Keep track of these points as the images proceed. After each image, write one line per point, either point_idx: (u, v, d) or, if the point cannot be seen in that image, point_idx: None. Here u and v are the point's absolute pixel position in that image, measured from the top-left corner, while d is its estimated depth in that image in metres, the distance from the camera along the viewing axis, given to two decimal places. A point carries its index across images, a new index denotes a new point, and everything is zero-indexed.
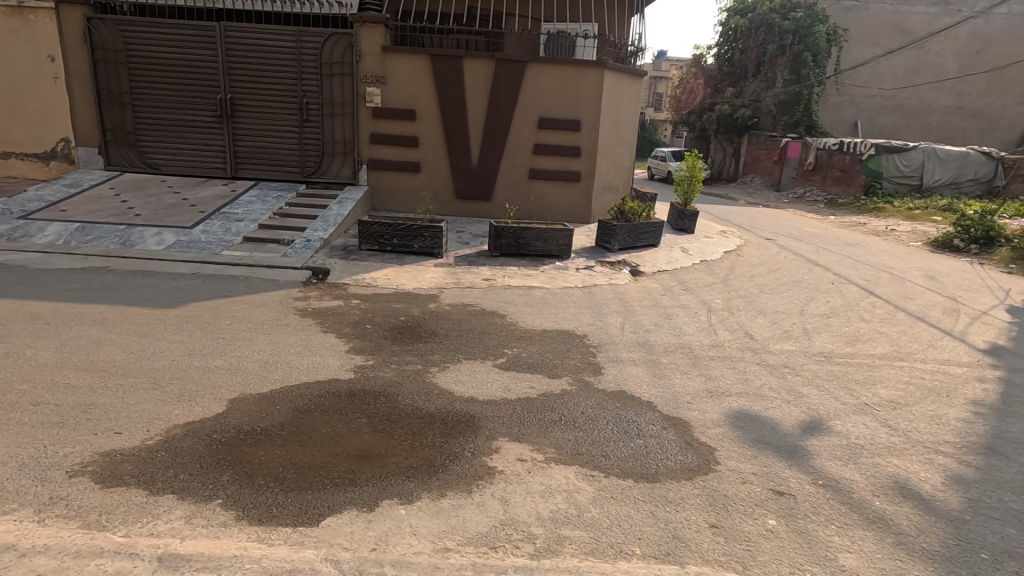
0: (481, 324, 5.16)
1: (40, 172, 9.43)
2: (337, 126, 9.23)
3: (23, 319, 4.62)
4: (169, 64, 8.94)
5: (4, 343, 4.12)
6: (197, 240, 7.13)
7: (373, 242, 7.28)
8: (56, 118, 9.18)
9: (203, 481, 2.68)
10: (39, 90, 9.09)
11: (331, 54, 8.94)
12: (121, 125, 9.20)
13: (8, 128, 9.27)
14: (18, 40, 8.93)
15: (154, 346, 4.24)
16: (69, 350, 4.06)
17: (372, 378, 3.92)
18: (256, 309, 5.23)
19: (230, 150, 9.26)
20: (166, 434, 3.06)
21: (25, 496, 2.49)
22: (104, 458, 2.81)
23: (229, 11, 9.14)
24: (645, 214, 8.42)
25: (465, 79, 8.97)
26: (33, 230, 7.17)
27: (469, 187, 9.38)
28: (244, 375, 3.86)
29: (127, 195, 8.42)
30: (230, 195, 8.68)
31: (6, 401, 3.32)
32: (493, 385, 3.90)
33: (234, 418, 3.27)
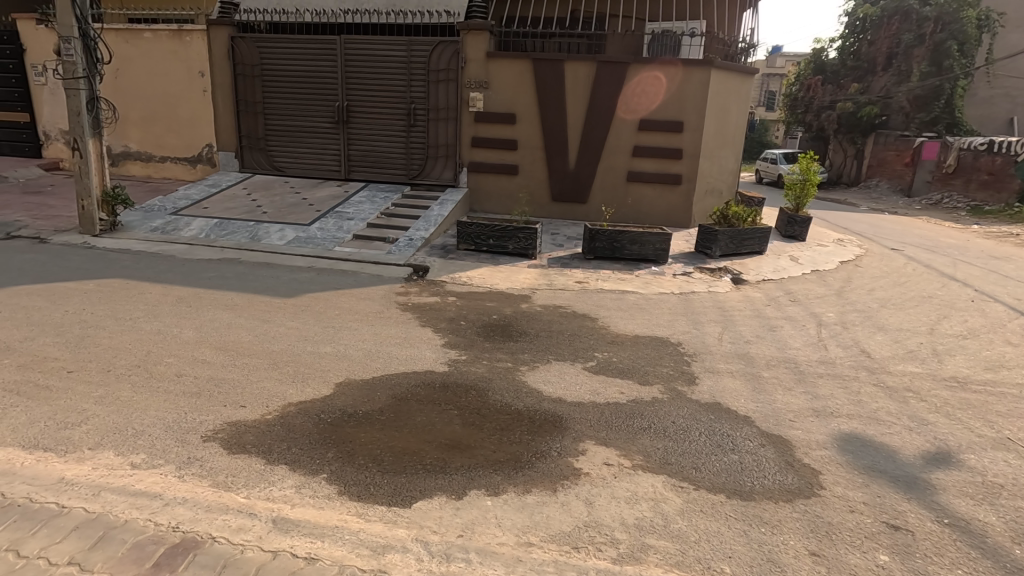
0: (572, 326, 5.16)
1: (188, 174, 10.74)
2: (441, 130, 9.64)
3: (171, 302, 5.30)
4: (296, 76, 9.83)
5: (156, 322, 4.75)
6: (313, 237, 7.77)
7: (470, 242, 7.52)
8: (203, 126, 10.43)
9: (310, 456, 2.93)
10: (191, 102, 10.36)
11: (438, 61, 9.37)
12: (254, 132, 10.26)
13: (165, 136, 10.65)
14: (176, 58, 10.24)
15: (273, 331, 4.70)
16: (205, 331, 4.61)
17: (464, 373, 4.08)
18: (361, 301, 5.62)
19: (344, 154, 10.00)
20: (281, 410, 3.39)
21: (169, 454, 2.88)
22: (230, 428, 3.16)
23: (349, 25, 9.88)
24: (750, 220, 7.96)
25: (565, 82, 9.00)
26: (181, 225, 8.19)
27: (565, 190, 9.39)
28: (349, 361, 4.17)
29: (257, 195, 9.37)
30: (343, 195, 9.36)
31: (156, 371, 3.84)
32: (581, 388, 3.89)
33: (340, 400, 3.55)
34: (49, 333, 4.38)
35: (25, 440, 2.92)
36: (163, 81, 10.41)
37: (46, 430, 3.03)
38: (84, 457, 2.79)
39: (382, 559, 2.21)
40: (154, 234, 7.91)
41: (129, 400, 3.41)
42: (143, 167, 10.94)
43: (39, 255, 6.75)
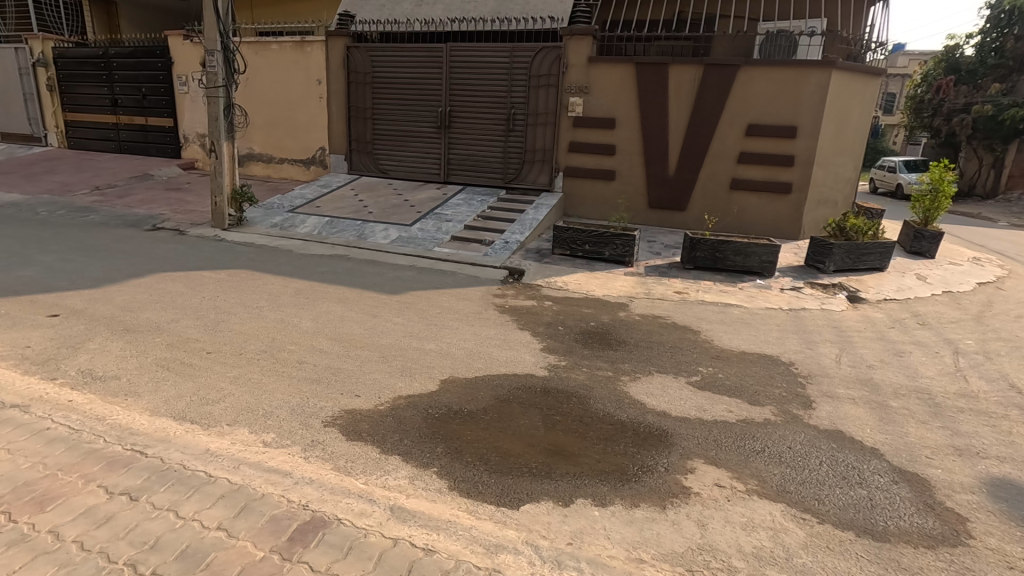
0: (672, 338, 4.99)
1: (302, 175, 11.57)
2: (539, 135, 9.72)
3: (290, 293, 5.73)
4: (403, 83, 10.32)
5: (278, 311, 5.15)
6: (414, 237, 8.11)
7: (566, 247, 7.51)
8: (317, 131, 11.21)
9: (421, 449, 3.04)
10: (308, 108, 11.17)
11: (540, 67, 9.47)
12: (362, 137, 10.88)
13: (284, 139, 11.55)
14: (297, 67, 11.08)
15: (381, 325, 4.94)
16: (320, 322, 4.93)
17: (564, 378, 4.07)
18: (461, 301, 5.77)
19: (445, 157, 10.35)
20: (392, 402, 3.55)
21: (295, 435, 3.10)
22: (347, 415, 3.35)
23: (454, 34, 10.24)
24: (870, 233, 7.33)
25: (669, 86, 8.77)
26: (297, 222, 8.84)
27: (663, 197, 9.15)
28: (452, 360, 4.29)
29: (363, 196, 9.92)
30: (442, 197, 9.69)
31: (281, 357, 4.16)
32: (686, 403, 3.75)
33: (446, 397, 3.66)
34: (190, 317, 4.88)
35: (176, 412, 3.26)
36: (285, 89, 11.29)
37: (192, 404, 3.37)
38: (225, 432, 3.08)
39: (495, 558, 2.24)
40: (274, 229, 8.60)
41: (259, 382, 3.72)
42: (264, 167, 11.93)
43: (180, 246, 7.54)
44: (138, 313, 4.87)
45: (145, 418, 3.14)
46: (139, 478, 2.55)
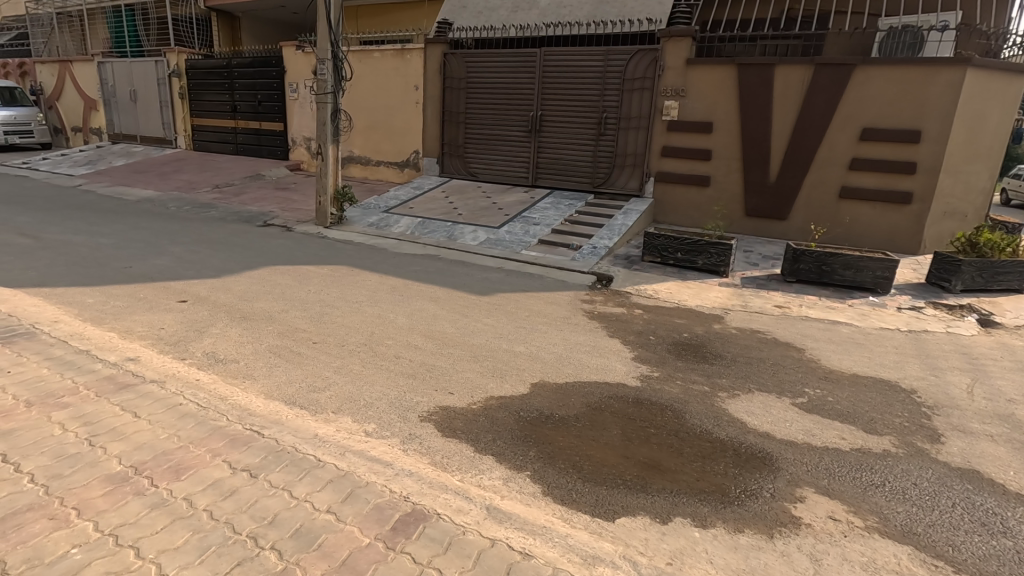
0: (774, 355, 4.70)
1: (397, 177, 12.08)
2: (631, 139, 9.53)
3: (386, 290, 5.98)
4: (497, 88, 10.51)
5: (376, 306, 5.39)
6: (502, 240, 8.21)
7: (657, 253, 7.30)
8: (412, 135, 11.66)
9: (514, 451, 3.05)
10: (405, 112, 11.64)
11: (635, 70, 9.31)
12: (455, 141, 11.19)
13: (381, 143, 12.12)
14: (397, 74, 11.59)
15: (472, 325, 5.03)
16: (415, 319, 5.10)
17: (657, 390, 3.94)
18: (549, 305, 5.76)
19: (534, 161, 10.41)
20: (484, 402, 3.59)
21: (394, 427, 3.22)
22: (442, 412, 3.43)
23: (549, 38, 10.30)
24: (1008, 250, 6.55)
25: (774, 87, 8.32)
26: (391, 222, 9.23)
27: (762, 205, 8.66)
28: (542, 364, 4.28)
29: (454, 198, 10.18)
30: (529, 201, 9.75)
31: (380, 350, 4.35)
32: (792, 426, 3.50)
33: (536, 401, 3.65)
34: (298, 308, 5.21)
35: (287, 397, 3.49)
36: (384, 95, 11.84)
37: (301, 390, 3.59)
38: (330, 419, 3.25)
39: (593, 570, 2.19)
40: (370, 228, 9.04)
41: (360, 374, 3.90)
42: (362, 169, 12.57)
43: (287, 241, 8.10)
44: (253, 302, 5.28)
45: (261, 401, 3.38)
46: (257, 456, 2.74)
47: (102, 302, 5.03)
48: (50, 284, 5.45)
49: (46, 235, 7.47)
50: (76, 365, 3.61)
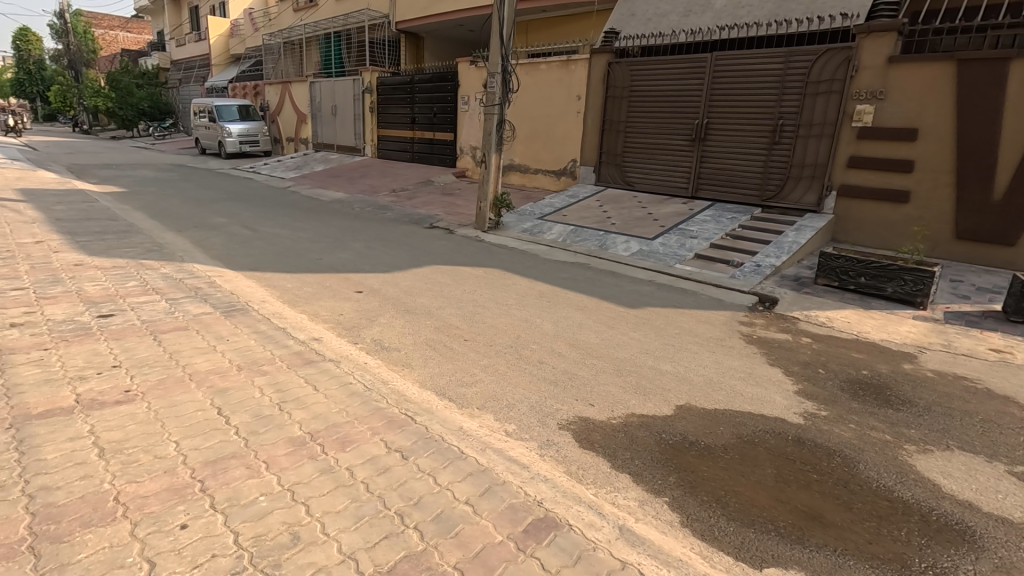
0: (985, 410, 3.88)
1: (553, 185, 12.32)
2: (811, 148, 8.62)
3: (535, 295, 6.13)
4: (662, 96, 10.22)
5: (524, 311, 5.54)
6: (655, 252, 7.95)
7: (833, 277, 6.49)
8: (571, 143, 11.82)
9: (653, 474, 2.92)
10: (566, 121, 11.85)
11: (822, 72, 8.41)
12: (614, 150, 11.10)
13: (541, 152, 12.47)
14: (561, 85, 11.85)
15: (618, 338, 4.93)
16: (561, 326, 5.13)
17: (824, 431, 3.49)
18: (702, 325, 5.43)
19: (696, 171, 9.91)
20: (625, 419, 3.49)
21: (533, 431, 3.27)
22: (581, 422, 3.42)
23: (722, 41, 9.75)
24: None
25: (1008, 87, 6.93)
26: (545, 229, 9.45)
27: (981, 227, 7.21)
28: (690, 386, 4.03)
29: (608, 207, 10.10)
30: (688, 213, 9.30)
31: (525, 354, 4.45)
32: (1006, 499, 2.86)
33: (681, 425, 3.46)
34: (454, 306, 5.57)
35: (438, 388, 3.74)
36: (547, 105, 12.17)
37: (451, 383, 3.83)
38: (475, 414, 3.41)
39: None
40: (525, 234, 9.35)
41: (505, 374, 4.04)
42: (520, 177, 13.05)
43: (449, 243, 8.71)
44: (415, 298, 5.76)
45: (416, 389, 3.67)
46: (409, 440, 2.98)
47: (297, 287, 5.87)
48: (261, 269, 6.51)
49: (262, 228, 8.94)
50: (275, 340, 4.26)
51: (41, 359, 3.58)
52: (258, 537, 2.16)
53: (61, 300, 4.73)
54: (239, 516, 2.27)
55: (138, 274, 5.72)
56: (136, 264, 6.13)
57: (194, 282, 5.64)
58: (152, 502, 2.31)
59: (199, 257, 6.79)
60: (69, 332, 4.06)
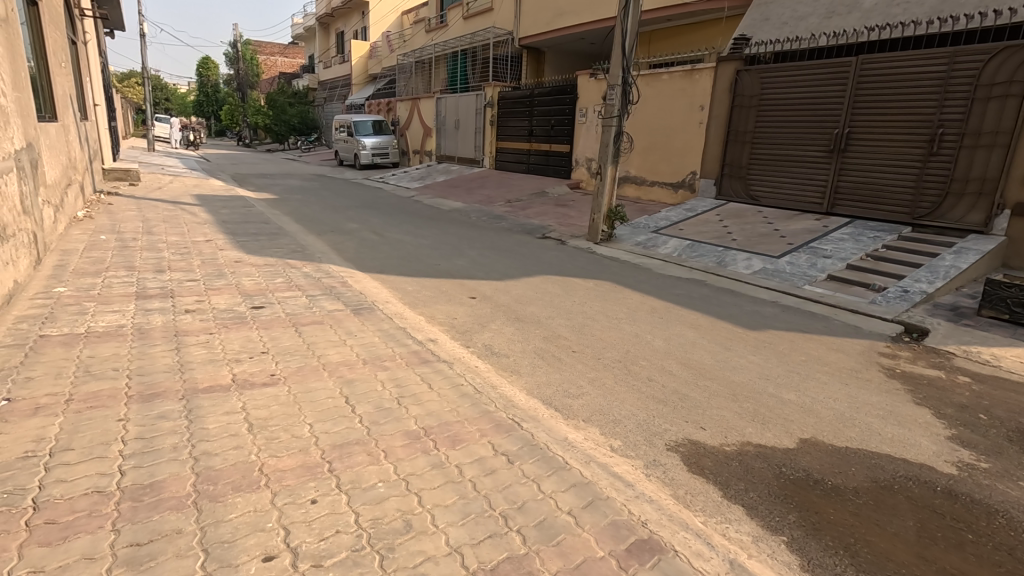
0: None
1: (670, 198, 11.94)
2: (978, 160, 7.55)
3: (646, 310, 5.98)
4: (796, 104, 9.54)
5: (634, 325, 5.43)
6: (781, 270, 7.40)
7: (1002, 308, 5.63)
8: (691, 155, 11.42)
9: (770, 510, 2.72)
10: (687, 133, 11.46)
11: (996, 73, 7.35)
12: (738, 162, 10.54)
13: (658, 164, 12.16)
14: (683, 95, 11.49)
15: (734, 360, 4.66)
16: (673, 344, 4.96)
17: (983, 486, 3.02)
18: (834, 353, 4.95)
19: (832, 185, 9.11)
20: (740, 446, 3.29)
21: (639, 449, 3.20)
22: (691, 445, 3.27)
23: (871, 43, 8.89)
24: None
25: None
26: (659, 243, 9.19)
27: None
28: (816, 419, 3.70)
29: (729, 222, 9.59)
30: (821, 230, 8.55)
31: (633, 369, 4.36)
32: None
33: (804, 460, 3.18)
34: (563, 317, 5.61)
35: (544, 397, 3.78)
36: (667, 116, 11.86)
37: (557, 393, 3.85)
38: (580, 426, 3.40)
39: None
40: (637, 247, 9.17)
41: (612, 389, 3.98)
42: (636, 189, 12.81)
43: (560, 253, 8.78)
44: (526, 306, 5.87)
45: (523, 395, 3.74)
46: (515, 445, 3.05)
47: (417, 291, 6.25)
48: (387, 272, 7.02)
49: (388, 234, 9.64)
50: (396, 338, 4.57)
51: (207, 341, 4.16)
52: (376, 520, 2.34)
53: (224, 291, 5.46)
54: (360, 498, 2.47)
55: (284, 271, 6.44)
56: (283, 263, 6.89)
57: (330, 281, 6.22)
58: (289, 476, 2.59)
59: (334, 259, 7.48)
60: (229, 320, 4.67)
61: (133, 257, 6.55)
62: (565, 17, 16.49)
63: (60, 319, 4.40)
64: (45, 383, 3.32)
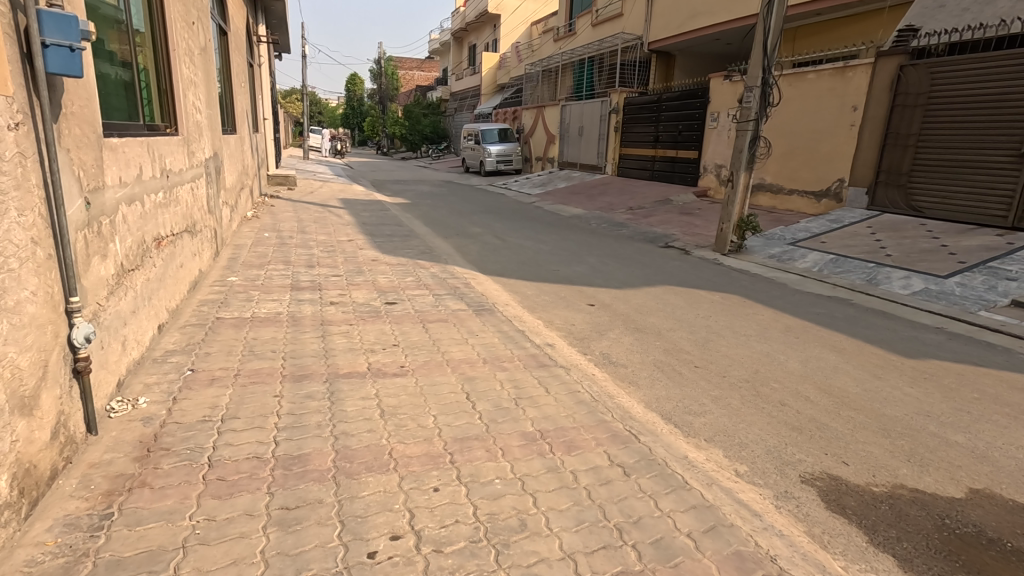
0: None
1: (811, 208, 10.93)
2: None
3: (779, 328, 5.53)
4: (976, 102, 8.30)
5: (765, 344, 5.04)
6: (948, 292, 6.45)
7: None
8: (839, 161, 10.36)
9: (930, 565, 2.37)
10: (835, 136, 10.42)
11: None
12: (897, 168, 9.39)
13: (799, 170, 11.20)
14: (832, 95, 10.47)
15: (886, 391, 4.14)
16: (810, 367, 4.53)
17: None
18: (1017, 392, 4.21)
19: (1021, 197, 7.78)
20: (891, 488, 2.92)
21: (769, 477, 2.96)
22: (830, 480, 2.96)
23: None
24: None
25: None
26: (797, 256, 8.45)
27: None
28: (992, 468, 3.16)
29: (883, 235, 8.56)
30: (1004, 247, 7.33)
31: (763, 391, 4.04)
32: None
33: (975, 514, 2.74)
34: (686, 329, 5.37)
35: (663, 412, 3.65)
36: (812, 118, 10.88)
37: (678, 409, 3.69)
38: (702, 446, 3.23)
39: None
40: (771, 260, 8.51)
41: (738, 410, 3.73)
42: (771, 198, 11.91)
43: (684, 264, 8.42)
44: (646, 316, 5.72)
45: (641, 407, 3.63)
46: (632, 457, 2.97)
47: (536, 295, 6.36)
48: (507, 275, 7.23)
49: (509, 239, 9.91)
50: (515, 340, 4.68)
51: (347, 331, 4.58)
52: (493, 515, 2.41)
53: (362, 287, 5.96)
54: (479, 492, 2.57)
55: (414, 271, 6.89)
56: (413, 262, 7.38)
57: (454, 282, 6.54)
58: (414, 463, 2.76)
59: (459, 261, 7.85)
60: (367, 313, 5.10)
61: (289, 253, 7.40)
62: (699, 18, 15.86)
63: (232, 304, 5.09)
64: (220, 359, 3.87)
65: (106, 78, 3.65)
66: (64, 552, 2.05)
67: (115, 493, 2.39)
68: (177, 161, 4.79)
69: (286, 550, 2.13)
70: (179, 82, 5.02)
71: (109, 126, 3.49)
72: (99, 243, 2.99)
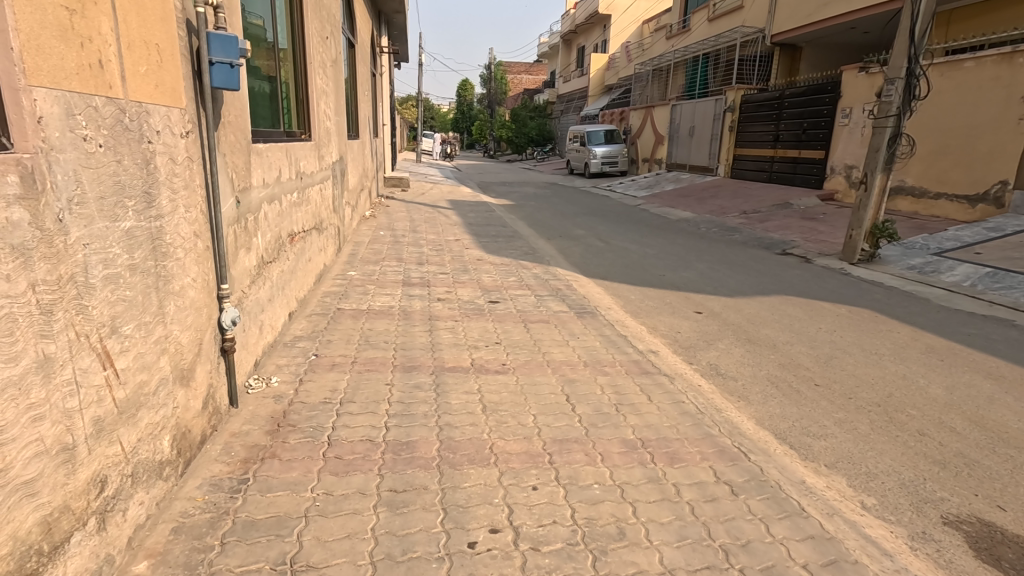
0: None
1: (962, 214, 9.63)
2: None
3: (919, 348, 4.92)
4: None
5: (901, 365, 4.52)
6: None
7: None
8: (1002, 161, 9.06)
9: None
10: (997, 132, 9.12)
11: None
12: None
13: (948, 171, 9.91)
14: (996, 85, 9.15)
15: None
16: (957, 395, 3.98)
17: None
18: None
19: None
20: None
21: (903, 515, 2.64)
22: (982, 525, 2.58)
23: None
24: None
25: None
26: (943, 267, 7.48)
27: None
28: None
29: None
30: None
31: (897, 418, 3.61)
32: None
33: None
34: (805, 344, 4.95)
35: (778, 430, 3.39)
36: (969, 112, 9.58)
37: (794, 430, 3.41)
38: (821, 471, 2.96)
39: None
40: (911, 272, 7.61)
41: (866, 436, 3.37)
42: (912, 202, 10.64)
43: (805, 272, 7.77)
44: (759, 327, 5.36)
45: (751, 424, 3.41)
46: (741, 476, 2.80)
47: (640, 300, 6.19)
48: (610, 278, 7.12)
49: (613, 241, 9.75)
50: (617, 345, 4.60)
51: (453, 327, 4.76)
52: (590, 520, 2.38)
53: (467, 285, 6.17)
54: (577, 495, 2.55)
55: (518, 271, 7.00)
56: (517, 263, 7.52)
57: (556, 283, 6.55)
58: (514, 460, 2.80)
59: (562, 262, 7.87)
60: (471, 310, 5.27)
61: (401, 250, 7.85)
62: (830, 6, 14.56)
63: (351, 297, 5.48)
64: (341, 346, 4.20)
65: (254, 90, 4.08)
66: (209, 508, 2.33)
67: (250, 461, 2.67)
68: (309, 164, 5.26)
69: (394, 530, 2.26)
70: (312, 91, 5.49)
71: (256, 134, 3.90)
72: (244, 237, 3.36)
